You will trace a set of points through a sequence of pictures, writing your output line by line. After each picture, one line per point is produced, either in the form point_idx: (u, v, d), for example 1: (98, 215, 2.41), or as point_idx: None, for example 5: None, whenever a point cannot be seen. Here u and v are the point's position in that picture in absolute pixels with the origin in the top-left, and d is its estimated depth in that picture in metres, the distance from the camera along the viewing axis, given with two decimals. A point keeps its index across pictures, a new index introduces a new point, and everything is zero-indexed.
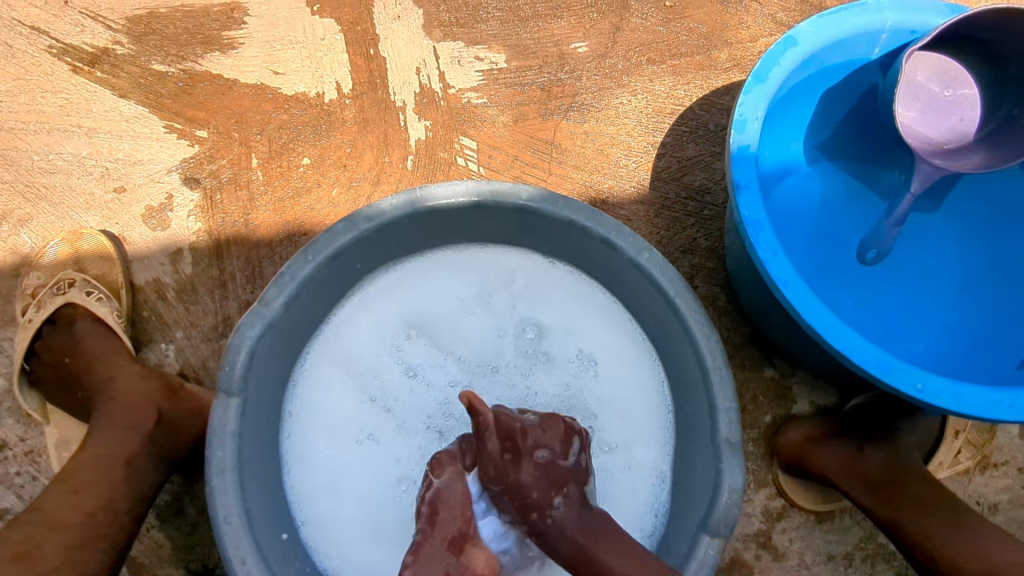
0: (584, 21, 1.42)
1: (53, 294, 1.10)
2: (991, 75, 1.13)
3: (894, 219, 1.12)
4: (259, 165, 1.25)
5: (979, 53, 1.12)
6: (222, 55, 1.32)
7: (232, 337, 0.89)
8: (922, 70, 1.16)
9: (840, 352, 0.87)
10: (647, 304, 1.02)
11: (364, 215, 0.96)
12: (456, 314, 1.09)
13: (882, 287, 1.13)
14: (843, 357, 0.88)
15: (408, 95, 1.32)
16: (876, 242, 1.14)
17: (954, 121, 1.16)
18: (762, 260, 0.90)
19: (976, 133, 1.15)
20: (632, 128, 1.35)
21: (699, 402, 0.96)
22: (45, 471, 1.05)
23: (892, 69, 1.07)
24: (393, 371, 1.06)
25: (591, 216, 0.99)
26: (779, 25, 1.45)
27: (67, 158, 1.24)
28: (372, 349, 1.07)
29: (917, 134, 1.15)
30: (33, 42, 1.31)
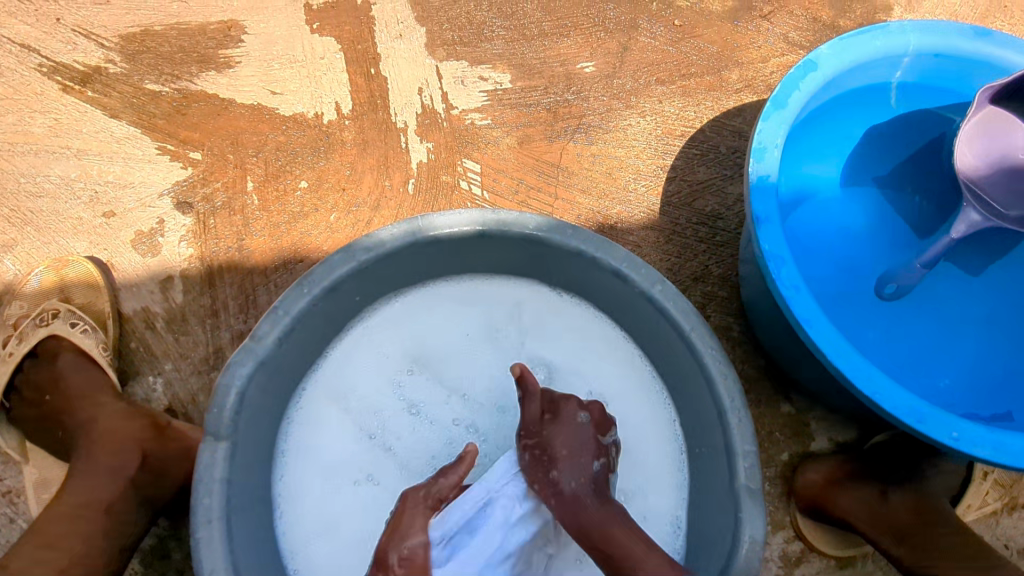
0: (590, 41, 1.38)
1: (35, 326, 1.06)
2: None
3: (924, 261, 1.03)
4: (254, 189, 1.21)
5: None
6: (218, 74, 1.28)
7: (221, 377, 0.84)
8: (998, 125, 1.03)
9: (869, 399, 0.82)
10: (660, 339, 0.97)
11: (362, 245, 0.91)
12: (462, 350, 1.04)
13: (905, 321, 1.08)
14: (873, 405, 0.83)
15: (410, 116, 1.28)
16: (898, 277, 1.07)
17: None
18: (785, 297, 0.85)
19: None
20: (640, 151, 1.31)
21: (716, 445, 0.90)
22: (23, 513, 0.99)
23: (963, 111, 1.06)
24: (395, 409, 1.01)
25: (601, 247, 0.94)
26: (791, 44, 1.41)
27: (55, 181, 1.20)
28: (373, 386, 1.02)
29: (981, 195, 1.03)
30: (23, 60, 1.26)
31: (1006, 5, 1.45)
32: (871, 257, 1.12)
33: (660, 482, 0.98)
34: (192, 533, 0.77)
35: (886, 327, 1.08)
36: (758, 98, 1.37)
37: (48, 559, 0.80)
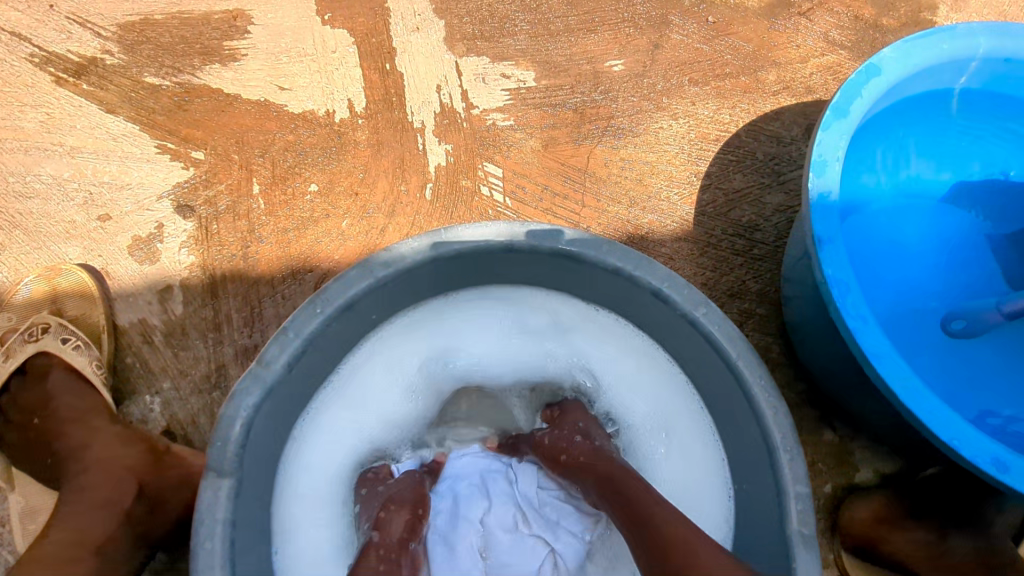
0: (619, 37, 1.29)
1: (23, 341, 0.97)
2: None
3: (1007, 311, 0.86)
4: (261, 192, 1.13)
5: None
6: (222, 67, 1.19)
7: (226, 406, 0.76)
8: None
9: (942, 442, 0.74)
10: (705, 364, 0.89)
11: (380, 260, 0.83)
12: (494, 363, 1.01)
13: (972, 345, 0.98)
14: (948, 450, 0.75)
15: (428, 115, 1.20)
16: (974, 316, 0.91)
17: None
18: (849, 328, 0.77)
19: None
20: (673, 156, 1.22)
21: (766, 483, 0.83)
22: (7, 544, 0.91)
23: None
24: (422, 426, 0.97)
25: (641, 265, 0.86)
26: (832, 44, 1.33)
27: (46, 181, 1.11)
28: (400, 400, 0.98)
29: None
30: (12, 50, 1.18)
31: None
32: (932, 272, 1.02)
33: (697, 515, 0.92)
34: None
35: (949, 351, 0.98)
36: (798, 101, 1.29)
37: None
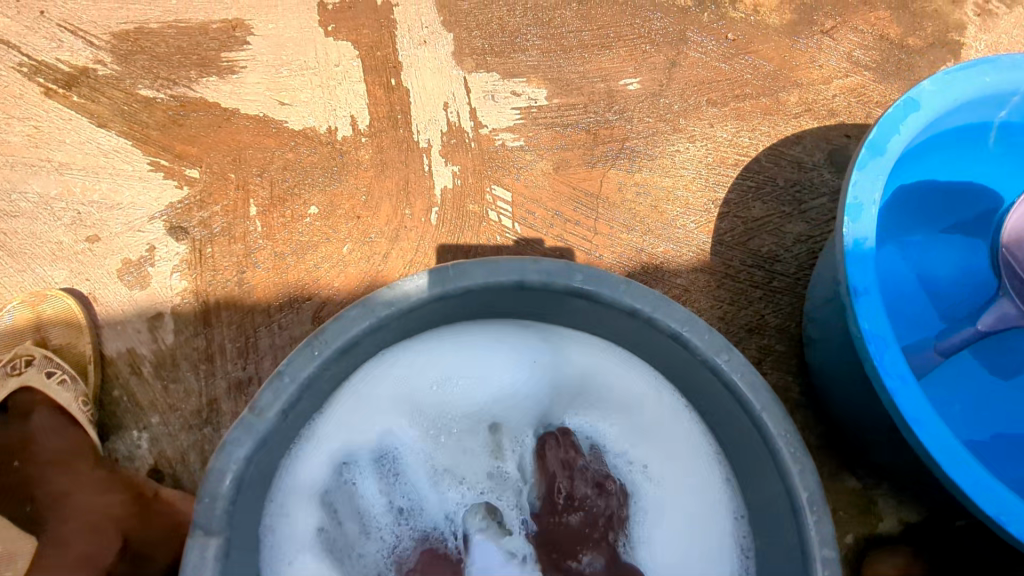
0: (635, 54, 1.24)
1: (6, 374, 0.91)
2: None
3: (944, 347, 0.94)
4: (258, 214, 1.07)
5: None
6: (220, 80, 1.14)
7: (215, 458, 0.70)
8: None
9: (987, 515, 0.70)
10: (725, 414, 0.84)
11: (383, 298, 0.78)
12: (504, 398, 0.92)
13: (985, 385, 1.00)
14: (997, 527, 0.70)
15: (434, 134, 1.14)
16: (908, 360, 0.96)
17: None
18: (888, 389, 0.72)
19: None
20: (689, 181, 1.17)
21: (790, 547, 0.77)
22: None
23: None
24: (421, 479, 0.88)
25: (658, 306, 0.81)
26: (855, 64, 1.29)
27: (33, 199, 1.06)
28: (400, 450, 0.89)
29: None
30: (0, 59, 1.13)
31: None
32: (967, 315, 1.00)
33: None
34: None
35: (971, 392, 1.00)
36: (820, 125, 1.24)
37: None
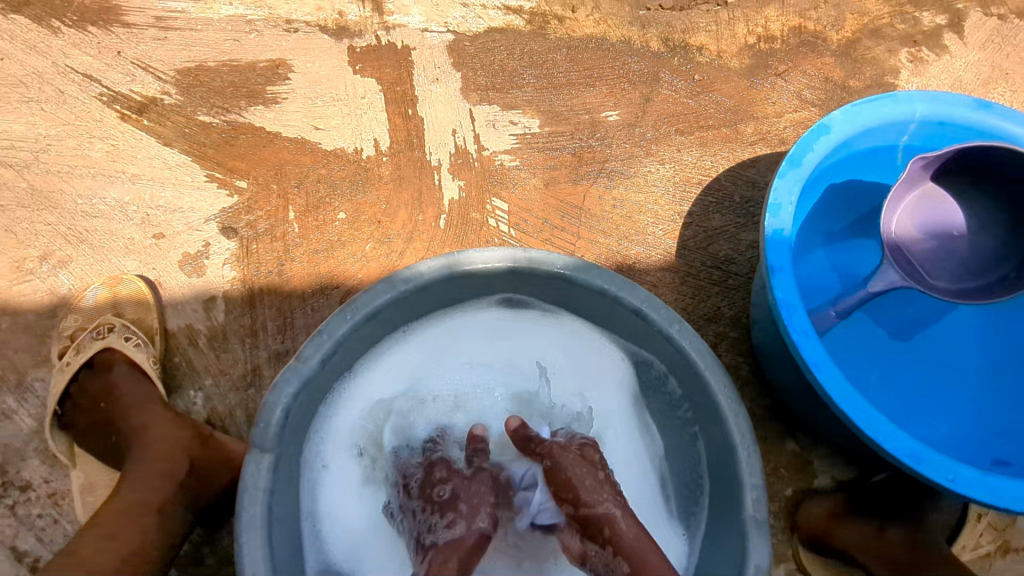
0: (615, 91, 1.47)
1: (92, 338, 1.11)
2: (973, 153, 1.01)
3: (838, 309, 1.01)
4: (296, 218, 1.28)
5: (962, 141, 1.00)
6: (265, 108, 1.37)
7: (268, 395, 0.91)
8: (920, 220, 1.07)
9: (872, 440, 0.88)
10: (677, 376, 1.04)
11: (402, 276, 0.98)
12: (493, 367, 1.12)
13: (915, 364, 1.17)
14: (877, 446, 0.88)
15: (444, 155, 1.36)
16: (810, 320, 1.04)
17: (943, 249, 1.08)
18: (795, 342, 0.91)
19: (958, 258, 1.07)
20: (659, 197, 1.38)
21: (726, 476, 0.98)
22: (67, 514, 1.05)
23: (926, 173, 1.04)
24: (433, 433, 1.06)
25: (623, 287, 1.01)
26: (803, 101, 1.51)
27: (109, 203, 1.27)
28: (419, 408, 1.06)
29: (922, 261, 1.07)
30: (84, 89, 1.36)
31: (1006, 73, 1.58)
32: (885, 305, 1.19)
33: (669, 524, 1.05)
34: (239, 537, 0.84)
35: (894, 367, 1.16)
36: (771, 151, 1.46)
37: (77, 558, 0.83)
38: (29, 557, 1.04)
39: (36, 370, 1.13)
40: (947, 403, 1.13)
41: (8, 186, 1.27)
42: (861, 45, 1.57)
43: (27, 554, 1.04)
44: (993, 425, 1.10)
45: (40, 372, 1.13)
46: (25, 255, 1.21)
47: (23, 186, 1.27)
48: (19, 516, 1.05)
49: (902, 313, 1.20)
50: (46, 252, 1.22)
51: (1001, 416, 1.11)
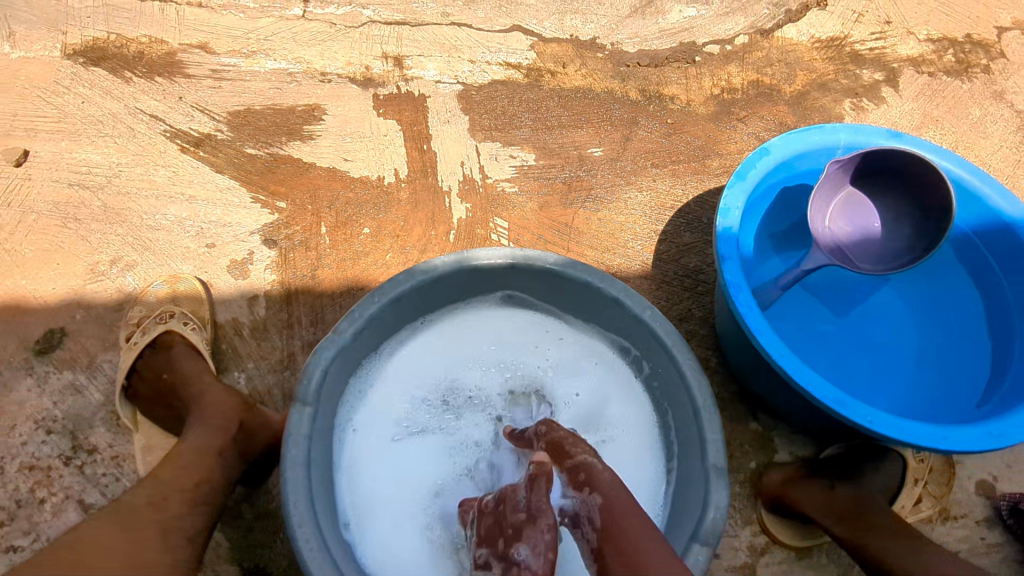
0: (599, 132, 1.72)
1: (156, 322, 1.32)
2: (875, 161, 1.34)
3: (780, 282, 1.28)
4: (327, 232, 1.51)
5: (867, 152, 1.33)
6: (303, 143, 1.62)
7: (311, 357, 1.10)
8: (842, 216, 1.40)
9: (805, 389, 1.08)
10: (651, 357, 1.22)
11: (422, 268, 1.19)
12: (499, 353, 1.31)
13: (864, 352, 1.33)
14: (809, 393, 1.08)
15: (453, 182, 1.60)
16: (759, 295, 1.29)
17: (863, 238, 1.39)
18: (742, 314, 1.13)
19: (875, 244, 1.39)
20: (637, 218, 1.61)
21: (691, 439, 1.13)
22: (128, 473, 1.24)
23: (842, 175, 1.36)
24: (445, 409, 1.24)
25: (604, 280, 1.21)
26: (761, 141, 1.76)
27: (170, 219, 1.50)
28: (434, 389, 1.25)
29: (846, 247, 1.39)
30: (151, 127, 1.61)
31: (936, 118, 1.83)
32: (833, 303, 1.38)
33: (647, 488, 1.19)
34: (282, 471, 1.00)
35: (844, 355, 1.33)
36: None
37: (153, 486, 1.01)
38: (93, 509, 1.21)
39: (105, 353, 1.33)
40: (892, 384, 1.30)
41: (85, 204, 1.50)
42: (811, 96, 1.84)
43: (92, 506, 1.21)
44: (925, 401, 1.28)
45: (108, 354, 1.33)
46: (98, 260, 1.44)
47: (98, 204, 1.50)
48: (86, 475, 1.23)
49: (853, 312, 1.38)
50: (116, 258, 1.45)
51: (931, 393, 1.29)
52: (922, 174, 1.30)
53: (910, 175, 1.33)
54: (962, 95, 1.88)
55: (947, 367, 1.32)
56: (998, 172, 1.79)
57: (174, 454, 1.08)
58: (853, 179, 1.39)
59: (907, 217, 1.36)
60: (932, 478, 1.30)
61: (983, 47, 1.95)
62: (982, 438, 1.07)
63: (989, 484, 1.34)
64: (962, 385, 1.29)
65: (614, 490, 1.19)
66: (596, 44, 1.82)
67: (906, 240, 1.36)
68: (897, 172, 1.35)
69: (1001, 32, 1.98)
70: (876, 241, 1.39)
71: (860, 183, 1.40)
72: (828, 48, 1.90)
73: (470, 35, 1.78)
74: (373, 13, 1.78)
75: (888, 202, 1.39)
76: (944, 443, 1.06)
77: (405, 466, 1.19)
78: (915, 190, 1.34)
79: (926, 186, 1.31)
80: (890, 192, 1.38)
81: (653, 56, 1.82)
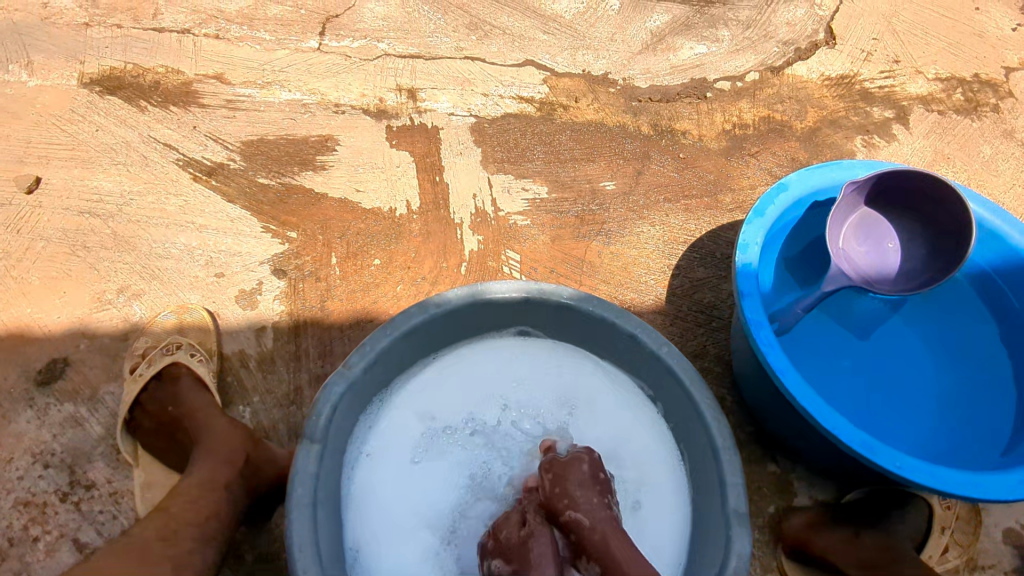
0: (612, 165, 1.72)
1: (162, 353, 1.31)
2: (893, 180, 1.34)
3: (803, 304, 1.26)
4: (337, 263, 1.49)
5: (892, 174, 1.33)
6: (315, 174, 1.61)
7: (321, 392, 1.07)
8: (855, 236, 1.40)
9: (829, 432, 1.05)
10: (668, 394, 1.18)
11: (435, 301, 1.16)
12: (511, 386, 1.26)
13: (887, 392, 1.30)
14: (833, 437, 1.05)
15: (465, 215, 1.59)
16: (782, 317, 1.28)
17: (876, 259, 1.40)
18: (763, 352, 1.11)
19: (889, 266, 1.39)
20: (650, 253, 1.60)
21: (712, 481, 1.09)
22: (125, 510, 1.21)
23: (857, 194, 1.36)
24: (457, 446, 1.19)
25: (620, 315, 1.18)
26: (774, 176, 1.76)
27: (179, 247, 1.49)
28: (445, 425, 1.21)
29: (861, 266, 1.38)
30: (164, 155, 1.61)
31: (948, 156, 1.83)
32: (853, 338, 1.35)
33: (665, 533, 1.14)
34: (287, 513, 0.96)
35: (865, 393, 1.29)
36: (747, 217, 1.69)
37: (153, 526, 0.98)
38: (88, 548, 1.17)
39: (108, 385, 1.31)
40: (915, 426, 1.26)
41: (95, 232, 1.49)
42: (822, 132, 1.84)
43: (86, 545, 1.18)
44: (949, 444, 1.25)
45: (111, 386, 1.31)
46: (105, 288, 1.42)
47: (107, 232, 1.49)
48: (83, 511, 1.20)
49: (876, 349, 1.34)
50: (123, 286, 1.43)
51: (955, 436, 1.25)
52: (937, 195, 1.31)
53: (923, 196, 1.35)
54: (973, 134, 1.88)
55: (971, 409, 1.28)
56: (1011, 211, 1.79)
57: (175, 492, 1.05)
58: (867, 200, 1.40)
59: (920, 237, 1.38)
60: (958, 526, 1.26)
61: (991, 87, 1.96)
62: (1011, 486, 1.04)
63: (1017, 532, 1.30)
64: (987, 428, 1.26)
65: (632, 532, 1.14)
66: (608, 78, 1.83)
67: (920, 260, 1.37)
68: (911, 193, 1.36)
69: (1009, 72, 1.99)
70: (890, 262, 1.40)
71: (873, 203, 1.41)
72: (839, 86, 1.91)
73: (483, 69, 1.79)
74: (388, 47, 1.80)
75: (900, 222, 1.41)
76: (974, 491, 1.03)
77: (415, 507, 1.13)
78: (930, 214, 1.35)
79: (946, 211, 1.31)
80: (902, 212, 1.40)
81: (665, 91, 1.83)
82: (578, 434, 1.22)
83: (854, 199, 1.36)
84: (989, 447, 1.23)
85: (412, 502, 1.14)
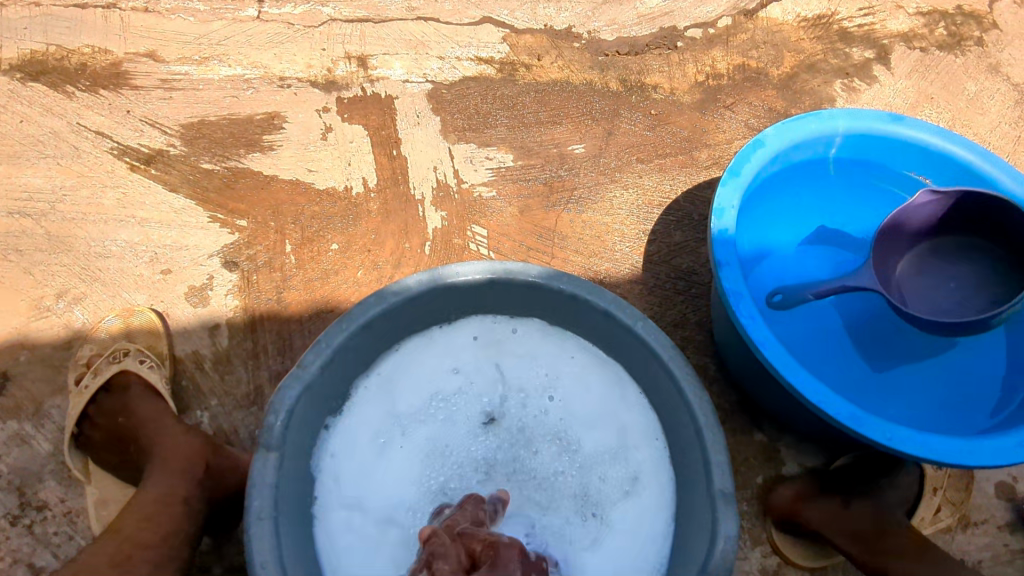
0: (580, 127, 1.62)
1: (109, 362, 1.23)
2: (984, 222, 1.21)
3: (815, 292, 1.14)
4: (292, 250, 1.40)
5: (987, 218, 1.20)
6: (262, 155, 1.50)
7: (273, 398, 0.99)
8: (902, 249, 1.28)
9: (814, 404, 1.00)
10: (645, 368, 1.12)
11: (392, 289, 1.08)
12: (482, 370, 1.20)
13: (866, 351, 1.27)
14: (819, 410, 1.00)
15: (427, 190, 1.50)
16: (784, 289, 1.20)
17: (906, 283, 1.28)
18: (743, 324, 1.05)
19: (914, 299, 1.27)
20: (624, 218, 1.52)
21: (697, 460, 1.03)
22: (82, 530, 1.15)
23: (932, 211, 1.22)
24: (424, 440, 1.14)
25: (591, 291, 1.10)
26: (751, 128, 1.67)
27: (120, 244, 1.39)
28: (412, 420, 1.15)
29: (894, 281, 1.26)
30: (97, 145, 1.49)
31: (931, 96, 1.75)
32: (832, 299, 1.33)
33: (650, 513, 1.09)
34: (246, 528, 0.90)
35: (847, 358, 1.27)
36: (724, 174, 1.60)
37: (100, 555, 0.92)
38: (45, 573, 1.12)
39: (54, 398, 1.23)
40: (901, 387, 1.23)
41: (27, 233, 1.39)
42: (800, 78, 1.74)
43: (43, 569, 1.12)
44: (938, 402, 1.21)
45: (56, 400, 1.23)
46: (43, 294, 1.32)
47: (41, 233, 1.39)
48: (36, 534, 1.14)
49: (854, 305, 1.31)
50: (63, 290, 1.33)
51: (943, 394, 1.22)
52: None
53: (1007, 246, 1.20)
54: (957, 70, 1.79)
55: (959, 365, 1.24)
56: (997, 150, 1.71)
57: (125, 512, 0.99)
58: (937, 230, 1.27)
59: (972, 302, 1.25)
60: (949, 484, 1.24)
61: (974, 19, 1.86)
62: (1005, 448, 1.00)
63: (1010, 485, 1.26)
64: (974, 384, 1.22)
65: (618, 514, 1.09)
66: (571, 33, 1.72)
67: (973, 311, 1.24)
68: (988, 233, 1.22)
69: (991, 2, 1.90)
70: (923, 300, 1.28)
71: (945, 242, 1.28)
72: (816, 27, 1.80)
73: (437, 30, 1.67)
74: (333, 11, 1.66)
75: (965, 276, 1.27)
76: (968, 458, 0.98)
77: (389, 502, 1.09)
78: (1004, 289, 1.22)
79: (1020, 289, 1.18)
80: (983, 260, 1.24)
81: (633, 44, 1.72)
82: (557, 416, 1.17)
83: (927, 215, 1.23)
84: (977, 405, 1.20)
85: (384, 498, 1.09)
